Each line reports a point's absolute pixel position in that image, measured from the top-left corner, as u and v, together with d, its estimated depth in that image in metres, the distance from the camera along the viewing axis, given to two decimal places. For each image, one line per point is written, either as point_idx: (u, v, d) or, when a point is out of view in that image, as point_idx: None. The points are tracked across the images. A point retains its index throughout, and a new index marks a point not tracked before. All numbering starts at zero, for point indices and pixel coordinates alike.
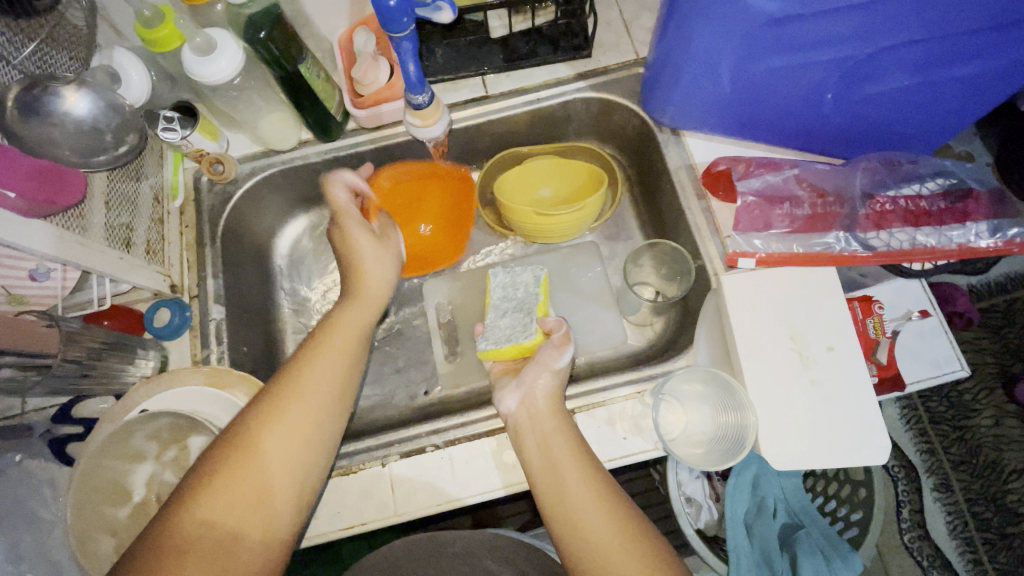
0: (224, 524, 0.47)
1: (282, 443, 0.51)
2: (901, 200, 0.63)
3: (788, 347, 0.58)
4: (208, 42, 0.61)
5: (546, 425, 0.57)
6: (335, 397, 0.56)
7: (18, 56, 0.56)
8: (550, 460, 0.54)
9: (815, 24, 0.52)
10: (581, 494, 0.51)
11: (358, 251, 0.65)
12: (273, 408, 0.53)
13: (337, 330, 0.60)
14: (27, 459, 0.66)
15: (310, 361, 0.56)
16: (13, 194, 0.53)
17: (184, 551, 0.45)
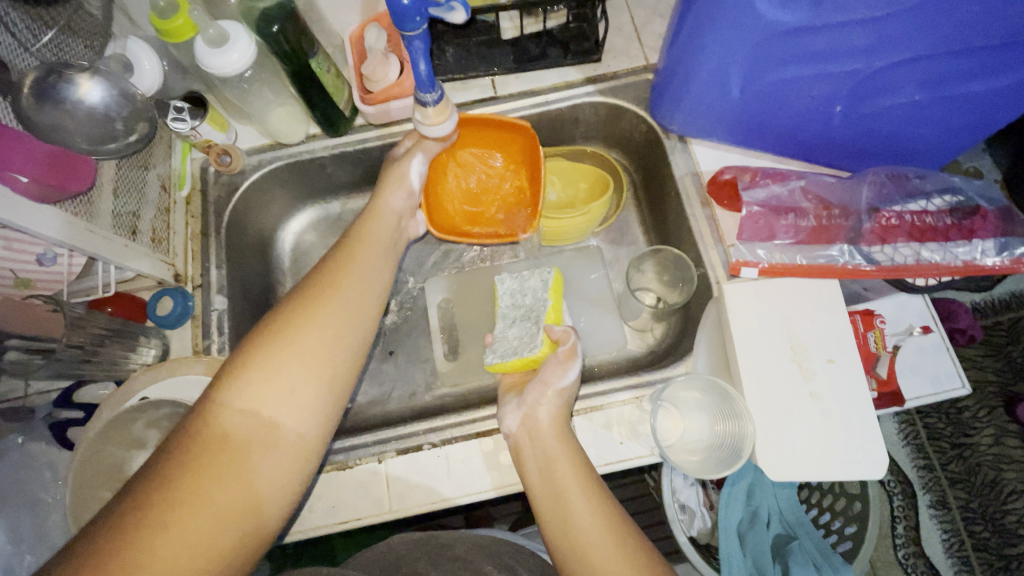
0: (266, 409, 0.45)
1: (318, 331, 0.50)
2: (908, 215, 0.63)
3: (788, 357, 0.58)
4: (221, 34, 0.62)
5: (553, 452, 0.56)
6: (366, 292, 0.55)
7: (34, 42, 0.57)
8: (558, 488, 0.54)
9: (828, 35, 0.52)
10: (589, 527, 0.51)
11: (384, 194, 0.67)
12: (306, 304, 0.51)
13: (364, 248, 0.60)
14: (29, 441, 0.67)
15: (337, 270, 0.56)
16: (26, 178, 0.54)
17: (225, 438, 0.43)
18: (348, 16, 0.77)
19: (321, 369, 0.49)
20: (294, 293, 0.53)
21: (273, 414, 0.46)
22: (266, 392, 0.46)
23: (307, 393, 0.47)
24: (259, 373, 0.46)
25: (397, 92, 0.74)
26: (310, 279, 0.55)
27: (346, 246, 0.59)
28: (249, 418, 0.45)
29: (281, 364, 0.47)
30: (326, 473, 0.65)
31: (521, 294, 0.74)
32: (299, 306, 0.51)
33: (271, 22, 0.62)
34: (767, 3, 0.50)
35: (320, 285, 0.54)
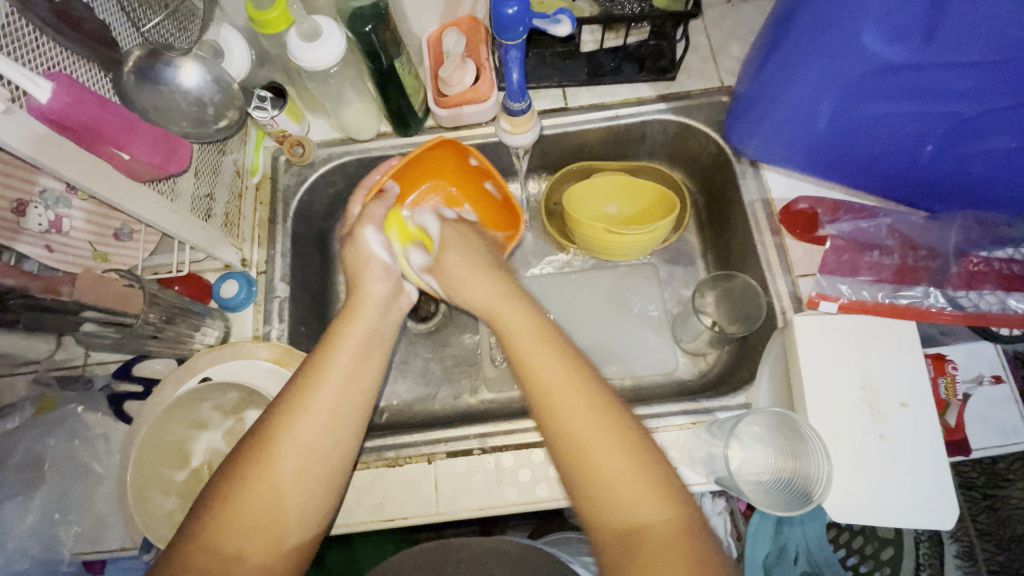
0: (229, 548, 0.42)
1: (289, 466, 0.46)
2: (996, 262, 0.61)
3: (859, 398, 0.57)
4: (314, 28, 0.63)
5: (505, 313, 0.55)
6: (349, 407, 0.50)
7: (145, 24, 0.59)
8: (517, 346, 0.51)
9: (932, 75, 0.51)
10: (555, 378, 0.47)
11: (366, 281, 0.62)
12: (275, 435, 0.47)
13: (353, 338, 0.55)
14: (87, 412, 0.68)
15: (322, 372, 0.51)
16: (127, 155, 0.53)
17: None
18: (427, 18, 0.78)
19: (290, 509, 0.45)
20: (269, 411, 0.49)
21: (236, 550, 0.43)
22: (231, 530, 0.43)
23: (269, 539, 0.44)
24: (226, 518, 0.43)
25: (471, 97, 0.74)
26: (284, 396, 0.50)
27: (327, 344, 0.54)
28: (207, 557, 0.41)
29: (249, 499, 0.44)
30: (374, 468, 0.66)
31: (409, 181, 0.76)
32: (275, 420, 0.48)
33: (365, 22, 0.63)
34: (871, 37, 0.49)
35: (297, 404, 0.49)
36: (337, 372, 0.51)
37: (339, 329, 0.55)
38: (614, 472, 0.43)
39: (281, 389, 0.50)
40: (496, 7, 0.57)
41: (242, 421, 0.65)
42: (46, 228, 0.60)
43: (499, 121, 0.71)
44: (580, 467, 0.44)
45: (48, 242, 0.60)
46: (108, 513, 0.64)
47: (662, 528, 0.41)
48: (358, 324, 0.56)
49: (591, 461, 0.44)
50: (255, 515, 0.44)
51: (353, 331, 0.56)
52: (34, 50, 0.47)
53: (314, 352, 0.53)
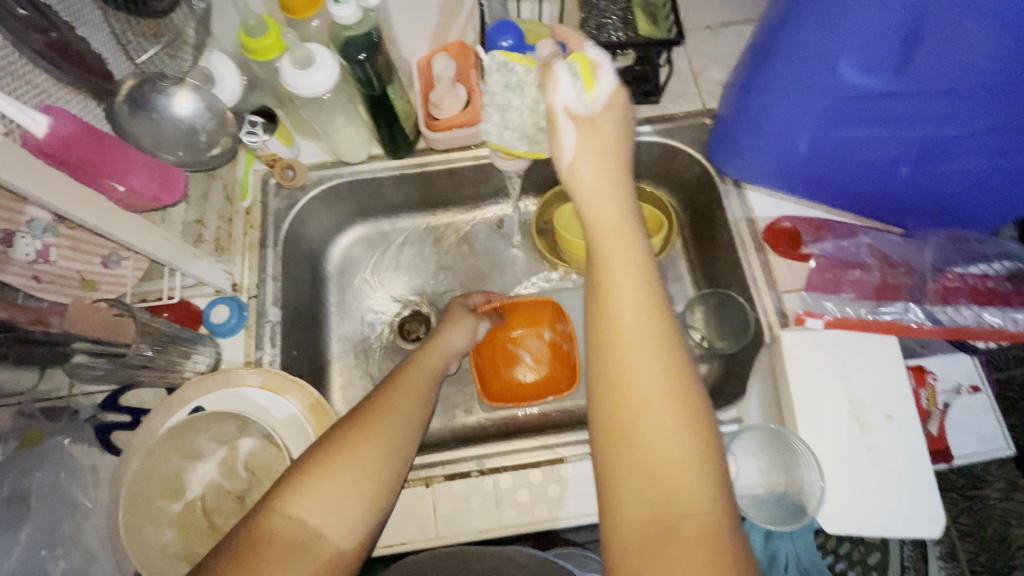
0: (312, 527, 0.42)
1: (366, 453, 0.47)
2: (969, 278, 0.65)
3: (846, 410, 0.59)
4: (308, 57, 0.64)
5: (604, 231, 0.49)
6: (421, 414, 0.54)
7: (141, 55, 0.58)
8: (610, 278, 0.46)
9: (905, 102, 0.54)
10: (629, 323, 0.43)
11: (450, 330, 0.71)
12: (360, 426, 0.49)
13: (421, 370, 0.60)
14: (73, 444, 0.66)
15: (398, 387, 0.55)
16: (122, 187, 0.54)
17: (265, 549, 0.40)
18: (418, 43, 0.80)
19: (355, 492, 0.45)
20: (348, 413, 0.51)
21: (316, 527, 0.43)
22: (321, 508, 0.43)
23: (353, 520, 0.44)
24: (305, 489, 0.44)
25: (462, 122, 0.76)
26: (367, 401, 0.53)
27: (409, 365, 0.60)
28: (292, 532, 0.42)
29: (333, 471, 0.45)
30: None
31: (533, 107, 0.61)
32: (367, 412, 0.51)
33: (359, 52, 0.64)
34: (847, 67, 0.52)
35: (384, 402, 0.53)
36: (414, 386, 0.57)
37: (416, 361, 0.62)
38: (659, 443, 0.40)
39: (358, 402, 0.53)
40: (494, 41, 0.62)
41: (237, 450, 0.64)
42: (33, 259, 0.58)
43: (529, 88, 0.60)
44: (631, 420, 0.41)
45: (35, 272, 0.59)
46: (98, 548, 0.63)
47: (701, 516, 0.38)
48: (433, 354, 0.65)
49: (652, 446, 0.40)
50: (332, 494, 0.44)
51: (424, 364, 0.62)
52: (24, 81, 0.48)
53: (394, 373, 0.58)
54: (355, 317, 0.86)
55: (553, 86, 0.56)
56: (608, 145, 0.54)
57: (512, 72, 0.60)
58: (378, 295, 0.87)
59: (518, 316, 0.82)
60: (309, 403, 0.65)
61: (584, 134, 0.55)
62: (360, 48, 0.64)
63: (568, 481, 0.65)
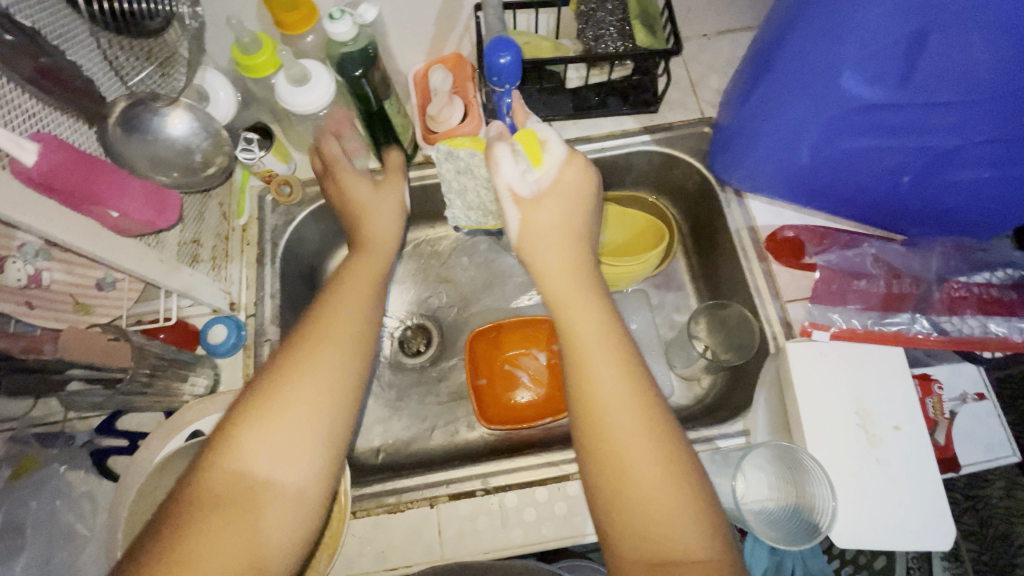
0: (258, 472, 0.42)
1: (301, 395, 0.46)
2: (975, 288, 0.64)
3: (855, 422, 0.59)
4: (303, 74, 0.63)
5: (578, 307, 0.51)
6: (363, 333, 0.53)
7: (133, 76, 0.56)
8: (577, 342, 0.49)
9: (908, 112, 0.54)
10: (608, 386, 0.46)
11: (372, 217, 0.64)
12: (287, 362, 0.48)
13: (357, 281, 0.57)
14: (69, 470, 0.65)
15: (331, 306, 0.53)
16: (116, 213, 0.52)
17: (205, 505, 0.40)
18: (414, 56, 0.79)
19: (294, 426, 0.44)
20: (279, 352, 0.49)
21: (264, 475, 0.43)
22: (262, 451, 0.43)
23: (304, 454, 0.44)
24: (235, 435, 0.43)
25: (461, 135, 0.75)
26: (302, 325, 0.52)
27: (343, 279, 0.57)
28: (239, 479, 0.42)
29: (273, 416, 0.44)
30: (376, 515, 0.64)
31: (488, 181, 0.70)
32: (297, 344, 0.49)
33: (355, 68, 0.65)
34: (850, 78, 0.52)
35: (317, 326, 0.51)
36: (347, 300, 0.54)
37: (349, 271, 0.58)
38: (648, 492, 0.42)
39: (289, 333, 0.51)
40: (488, 57, 0.59)
41: None
42: (24, 284, 0.56)
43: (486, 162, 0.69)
44: (612, 463, 0.43)
45: (28, 297, 0.57)
46: None
47: (698, 555, 0.40)
48: (368, 256, 0.61)
49: (626, 488, 0.42)
50: (266, 434, 0.44)
51: (360, 273, 0.58)
52: (16, 107, 0.46)
53: (328, 290, 0.56)
54: None
55: (497, 165, 0.59)
56: (563, 218, 0.58)
57: (460, 159, 0.70)
58: None
59: (515, 337, 0.82)
60: None
61: (534, 210, 0.58)
62: (355, 64, 0.65)
63: (575, 498, 0.65)
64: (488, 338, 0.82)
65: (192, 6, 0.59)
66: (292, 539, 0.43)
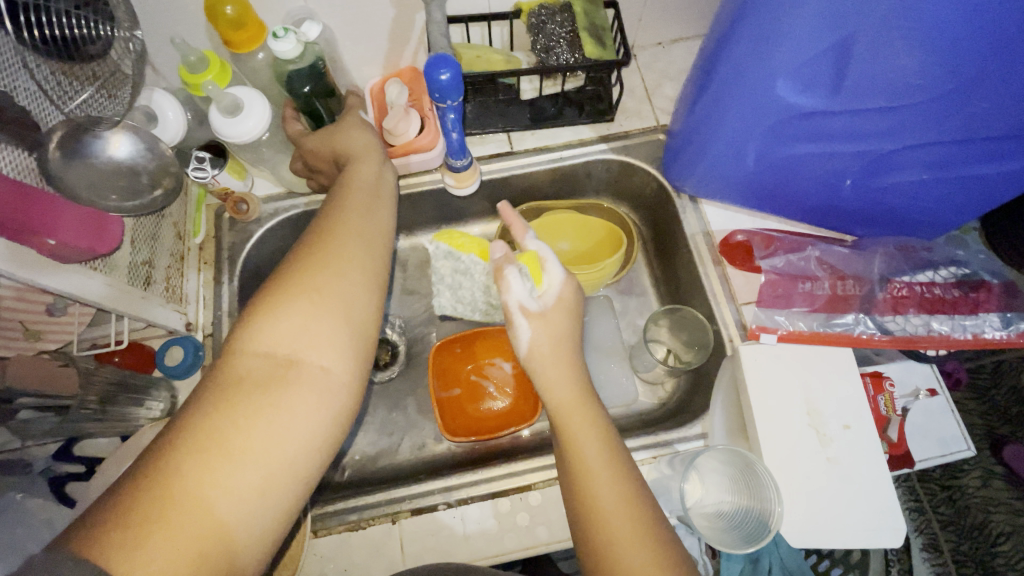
0: (283, 353, 0.44)
1: (316, 286, 0.47)
2: (917, 287, 0.66)
3: (806, 423, 0.60)
4: (235, 104, 0.63)
5: (575, 425, 0.52)
6: (373, 237, 0.54)
7: (69, 102, 0.54)
8: (576, 448, 0.50)
9: (845, 119, 0.55)
10: (610, 502, 0.47)
11: (352, 134, 0.63)
12: (300, 260, 0.49)
13: (361, 190, 0.57)
14: (28, 498, 0.61)
15: (341, 212, 0.55)
16: (53, 241, 0.52)
17: (237, 384, 0.42)
18: (370, 71, 0.80)
19: (314, 314, 0.46)
20: (293, 252, 0.50)
21: (290, 357, 0.44)
22: (283, 335, 0.45)
23: (325, 336, 0.46)
24: (258, 323, 0.45)
25: (418, 147, 0.75)
26: (314, 229, 0.53)
27: (343, 186, 0.58)
28: (265, 361, 0.43)
29: (289, 305, 0.46)
30: (337, 534, 0.64)
31: (484, 286, 0.79)
32: (311, 245, 0.51)
33: (305, 83, 0.67)
34: (785, 88, 0.53)
35: (328, 230, 0.52)
36: (357, 206, 0.56)
37: (348, 179, 0.58)
38: None
39: (301, 238, 0.52)
40: (429, 75, 0.58)
41: None
42: None
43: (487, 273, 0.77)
44: (610, 564, 0.45)
45: None
46: None
47: None
48: (364, 164, 0.60)
49: None
50: (286, 320, 0.45)
51: (359, 181, 0.58)
52: None
53: (332, 197, 0.57)
54: None
55: (508, 287, 0.59)
56: (563, 331, 0.59)
57: (460, 259, 0.76)
58: None
59: (481, 348, 0.83)
60: None
61: (537, 328, 0.58)
62: (303, 79, 0.66)
63: (537, 508, 0.65)
64: (453, 350, 0.82)
65: (131, 29, 0.59)
66: (324, 420, 0.44)
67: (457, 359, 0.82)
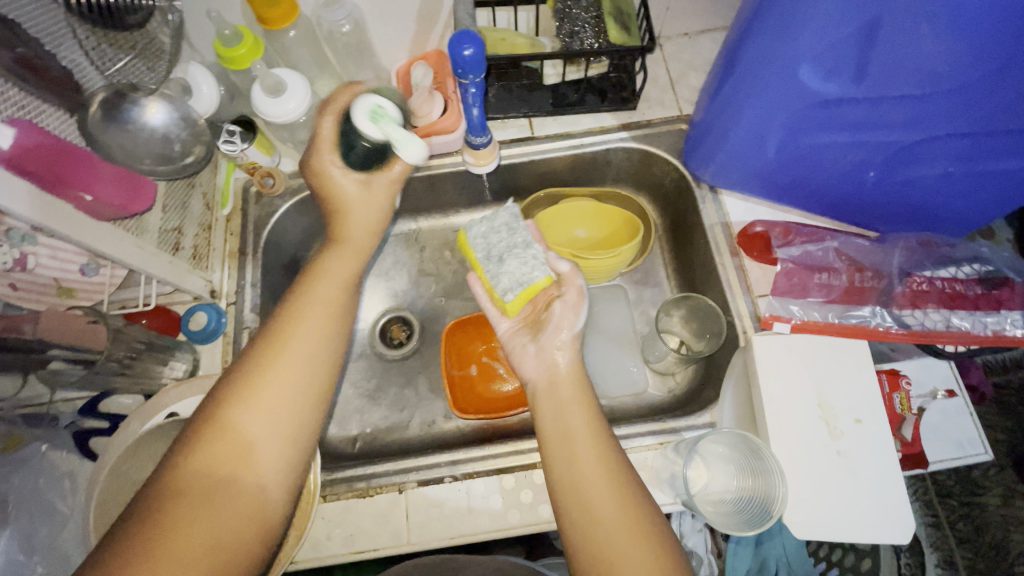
0: (221, 472, 0.44)
1: (263, 400, 0.47)
2: (938, 282, 0.65)
3: (816, 415, 0.59)
4: (278, 83, 0.66)
5: (569, 397, 0.54)
6: (335, 331, 0.52)
7: (110, 67, 0.59)
8: (589, 489, 0.48)
9: (869, 108, 0.54)
10: (622, 548, 0.45)
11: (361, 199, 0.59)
12: (253, 363, 0.48)
13: (332, 275, 0.55)
14: (51, 450, 0.65)
15: (303, 304, 0.52)
16: (89, 197, 0.54)
17: (167, 510, 0.41)
18: (397, 54, 0.81)
19: (261, 429, 0.46)
20: (247, 355, 0.49)
21: (228, 475, 0.44)
22: (226, 450, 0.45)
23: (267, 451, 0.46)
24: (204, 435, 0.45)
25: (440, 129, 0.76)
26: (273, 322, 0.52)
27: (316, 268, 0.55)
28: (203, 477, 0.43)
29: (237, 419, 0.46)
30: (345, 499, 0.66)
31: (513, 246, 0.64)
32: (268, 344, 0.50)
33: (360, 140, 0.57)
34: (809, 75, 0.52)
35: (287, 324, 0.51)
36: (326, 295, 0.53)
37: (325, 260, 0.56)
38: None
39: (257, 335, 0.51)
40: (452, 50, 0.59)
41: None
42: (10, 267, 0.56)
43: (530, 246, 0.63)
44: None
45: (13, 280, 0.58)
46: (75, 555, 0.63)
47: None
48: (348, 247, 0.57)
49: None
50: (231, 434, 0.45)
51: (335, 264, 0.56)
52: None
53: (299, 282, 0.55)
54: None
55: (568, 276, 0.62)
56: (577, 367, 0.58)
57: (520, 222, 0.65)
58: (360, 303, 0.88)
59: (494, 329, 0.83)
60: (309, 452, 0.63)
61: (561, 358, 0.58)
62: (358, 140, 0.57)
63: (541, 486, 0.65)
64: (464, 333, 0.83)
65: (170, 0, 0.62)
66: (254, 541, 0.44)
67: (469, 340, 0.83)
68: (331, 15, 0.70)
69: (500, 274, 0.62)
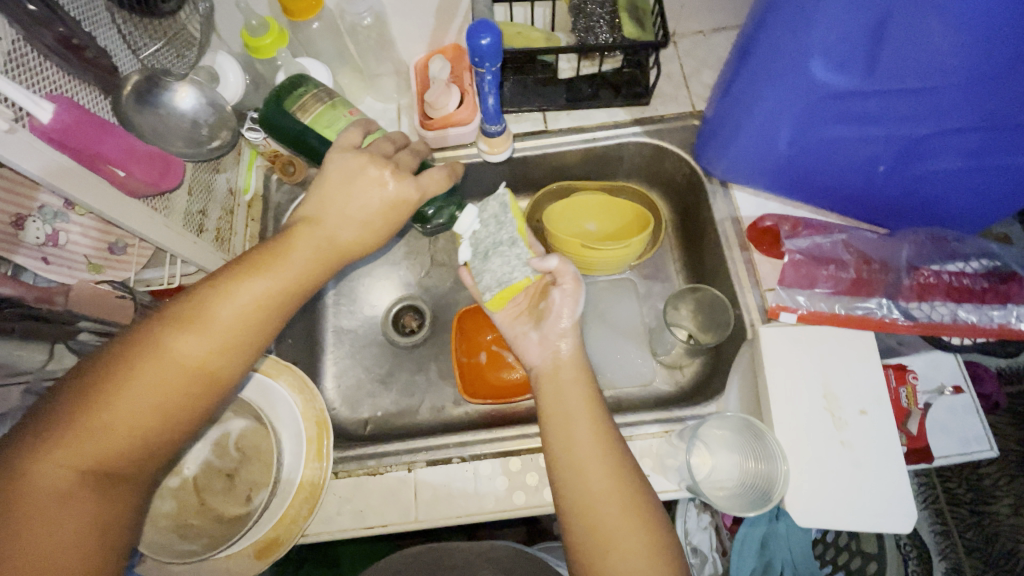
0: (92, 459, 0.44)
1: (160, 392, 0.47)
2: (946, 276, 0.65)
3: (821, 406, 0.60)
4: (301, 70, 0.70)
5: (570, 382, 0.56)
6: (257, 333, 0.52)
7: (143, 50, 0.63)
8: (585, 476, 0.50)
9: (876, 102, 0.55)
10: (615, 530, 0.48)
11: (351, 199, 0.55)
12: (162, 349, 0.47)
13: (275, 267, 0.52)
14: None
15: (231, 294, 0.50)
16: (122, 172, 0.57)
17: (31, 495, 0.41)
18: (417, 47, 0.83)
19: (148, 422, 0.46)
20: (153, 334, 0.48)
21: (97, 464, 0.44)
22: (104, 440, 0.45)
23: (148, 443, 0.47)
24: (88, 416, 0.44)
25: (455, 121, 0.78)
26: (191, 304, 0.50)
27: (263, 254, 0.53)
28: (74, 463, 0.43)
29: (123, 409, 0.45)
30: (356, 477, 0.67)
31: (499, 244, 0.61)
32: (180, 331, 0.48)
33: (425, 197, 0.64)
34: (818, 67, 0.53)
35: (209, 314, 0.49)
36: (260, 291, 0.51)
37: (278, 248, 0.53)
38: None
39: (170, 312, 0.49)
40: (470, 40, 0.61)
41: (228, 432, 0.69)
42: (43, 242, 0.61)
43: (516, 244, 0.60)
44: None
45: (44, 253, 0.62)
46: None
47: None
48: (313, 238, 0.54)
49: None
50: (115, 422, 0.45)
51: (285, 253, 0.53)
52: (38, 75, 0.51)
53: (235, 265, 0.52)
54: (348, 311, 0.89)
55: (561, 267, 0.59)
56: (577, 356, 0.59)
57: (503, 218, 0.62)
58: (374, 291, 0.90)
59: None
60: (319, 422, 0.68)
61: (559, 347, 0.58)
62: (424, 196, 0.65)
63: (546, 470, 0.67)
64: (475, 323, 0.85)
65: None
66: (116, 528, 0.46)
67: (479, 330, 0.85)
68: (354, 8, 0.72)
69: (483, 270, 0.61)
